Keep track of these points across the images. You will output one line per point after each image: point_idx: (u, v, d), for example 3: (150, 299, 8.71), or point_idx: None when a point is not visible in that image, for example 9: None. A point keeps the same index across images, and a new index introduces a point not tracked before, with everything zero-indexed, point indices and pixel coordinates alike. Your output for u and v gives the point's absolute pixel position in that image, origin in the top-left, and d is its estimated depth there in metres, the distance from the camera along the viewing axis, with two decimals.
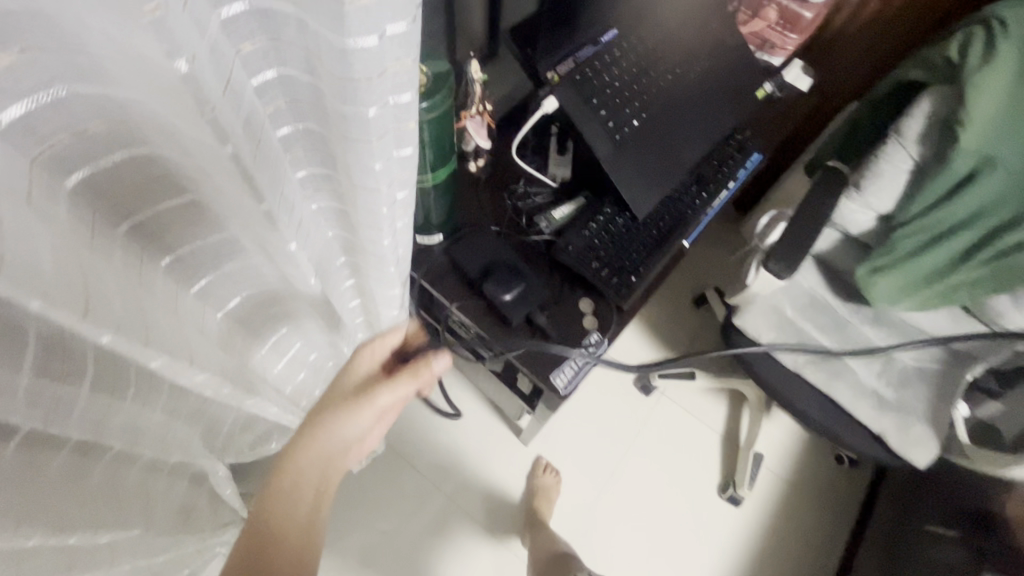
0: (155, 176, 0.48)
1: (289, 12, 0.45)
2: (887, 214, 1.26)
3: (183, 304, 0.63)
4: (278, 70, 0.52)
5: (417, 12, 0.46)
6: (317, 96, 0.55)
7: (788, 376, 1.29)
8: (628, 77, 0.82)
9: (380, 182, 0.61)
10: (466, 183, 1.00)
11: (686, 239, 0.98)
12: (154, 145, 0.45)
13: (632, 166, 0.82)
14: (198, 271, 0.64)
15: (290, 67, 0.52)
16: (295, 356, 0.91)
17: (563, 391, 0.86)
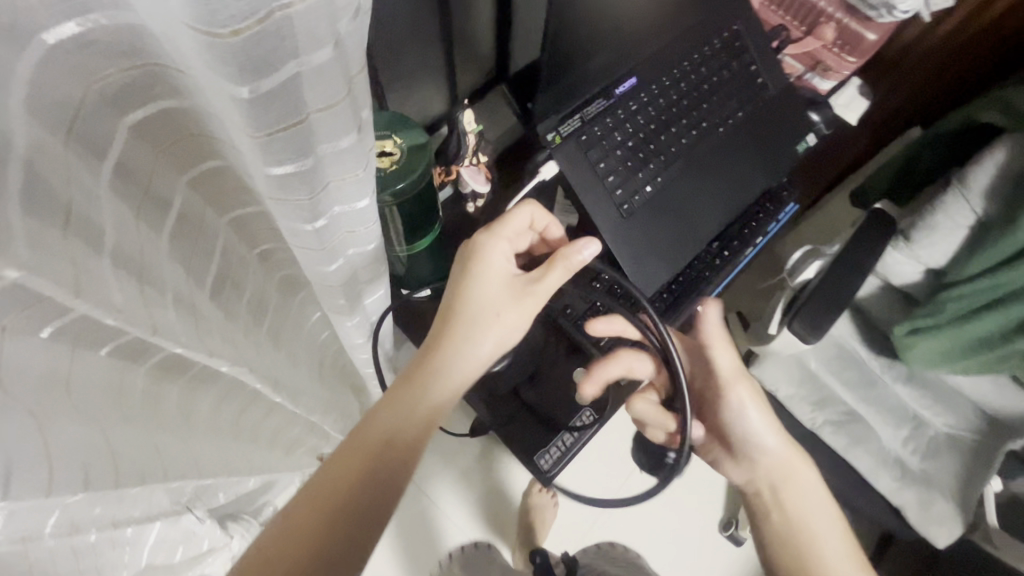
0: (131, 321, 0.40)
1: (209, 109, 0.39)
2: (938, 268, 1.12)
3: (196, 410, 0.56)
4: (216, 163, 0.46)
5: (360, 118, 0.38)
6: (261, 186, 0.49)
7: (804, 435, 1.20)
8: (643, 135, 0.71)
9: (339, 278, 0.54)
10: (461, 226, 0.92)
11: (700, 304, 0.87)
12: (113, 292, 0.37)
13: (642, 239, 0.72)
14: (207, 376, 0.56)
15: (228, 159, 0.46)
16: None
17: (546, 474, 0.80)
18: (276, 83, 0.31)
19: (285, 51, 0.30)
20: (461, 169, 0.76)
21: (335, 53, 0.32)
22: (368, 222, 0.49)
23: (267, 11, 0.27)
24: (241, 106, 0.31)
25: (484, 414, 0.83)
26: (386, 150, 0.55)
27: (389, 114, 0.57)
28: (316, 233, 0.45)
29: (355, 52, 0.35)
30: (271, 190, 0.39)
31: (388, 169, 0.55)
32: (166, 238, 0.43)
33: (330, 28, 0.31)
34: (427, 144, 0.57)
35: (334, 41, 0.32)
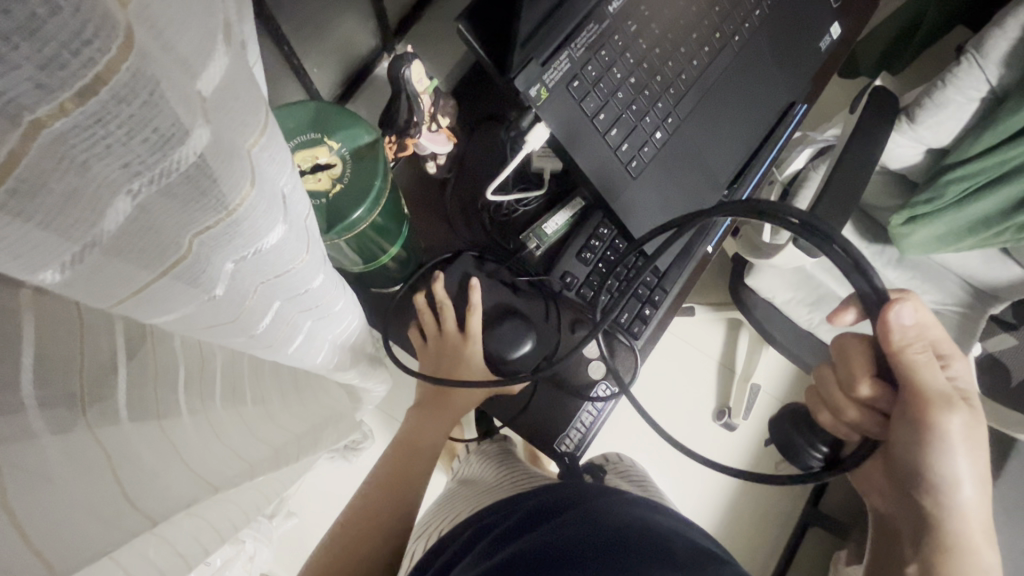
0: (35, 509, 0.27)
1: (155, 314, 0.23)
2: (939, 147, 1.04)
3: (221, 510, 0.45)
4: None
5: (284, 192, 0.23)
6: None
7: (801, 334, 1.20)
8: (647, 66, 0.55)
9: (303, 349, 0.41)
10: (429, 188, 0.77)
11: (708, 245, 0.78)
12: None
13: (656, 201, 0.58)
14: (214, 497, 0.43)
15: None
16: None
17: (569, 459, 0.74)
18: (116, 229, 0.16)
19: (113, 178, 0.15)
20: (418, 139, 0.58)
21: (216, 132, 0.17)
22: (321, 288, 0.35)
23: (34, 133, 0.12)
24: (65, 289, 0.16)
25: (494, 405, 0.77)
26: (322, 165, 0.39)
27: (315, 105, 0.40)
28: (259, 333, 0.32)
29: (251, 104, 0.19)
30: (175, 326, 0.25)
31: (331, 192, 0.40)
32: (35, 391, 0.29)
33: (194, 102, 0.15)
34: (376, 144, 0.41)
35: (206, 118, 0.16)
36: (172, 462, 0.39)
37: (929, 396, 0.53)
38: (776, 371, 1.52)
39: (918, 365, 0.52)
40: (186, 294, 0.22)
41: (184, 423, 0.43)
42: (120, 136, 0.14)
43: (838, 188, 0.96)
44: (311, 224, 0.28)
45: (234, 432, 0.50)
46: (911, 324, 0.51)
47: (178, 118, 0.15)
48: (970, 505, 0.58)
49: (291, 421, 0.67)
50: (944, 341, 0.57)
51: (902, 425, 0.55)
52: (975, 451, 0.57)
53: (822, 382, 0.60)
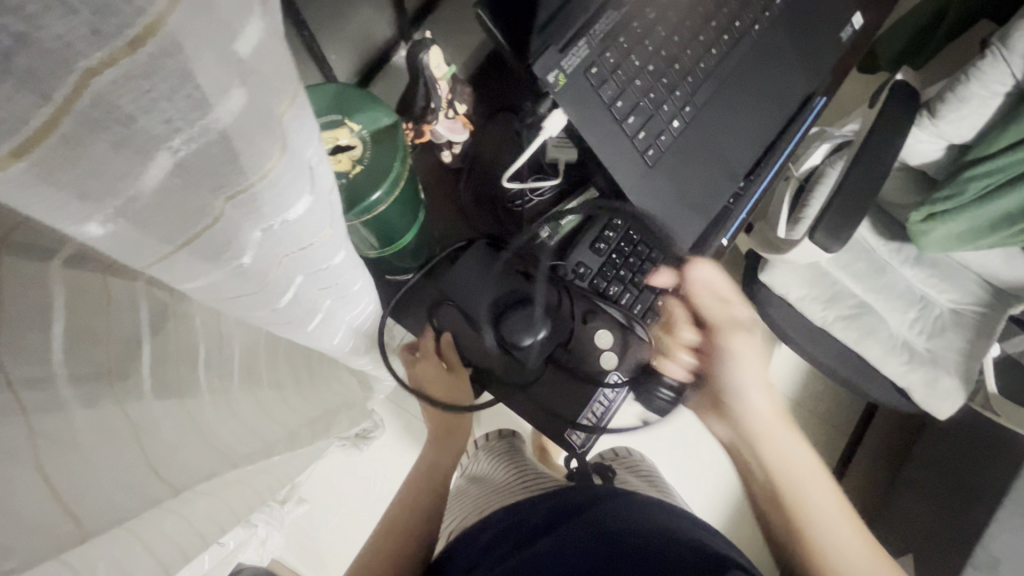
0: (66, 469, 0.28)
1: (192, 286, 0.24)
2: (962, 143, 1.03)
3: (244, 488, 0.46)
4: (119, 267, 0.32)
5: (309, 164, 0.24)
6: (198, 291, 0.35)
7: (814, 332, 1.19)
8: (665, 54, 0.55)
9: (320, 329, 0.42)
10: (443, 177, 0.77)
11: (724, 238, 0.76)
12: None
13: (671, 191, 0.58)
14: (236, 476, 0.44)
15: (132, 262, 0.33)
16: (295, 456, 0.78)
17: (579, 450, 0.74)
18: (153, 189, 0.17)
19: (153, 137, 0.15)
20: (435, 126, 0.58)
21: (251, 96, 0.17)
22: (340, 268, 0.36)
23: (86, 82, 0.12)
24: (106, 242, 0.17)
25: (506, 395, 0.76)
26: (343, 146, 0.40)
27: (335, 88, 0.41)
28: (281, 307, 0.32)
29: (283, 71, 0.19)
30: (202, 293, 0.26)
31: (351, 173, 0.40)
32: (65, 360, 0.30)
33: (231, 66, 0.16)
34: (395, 127, 0.42)
35: (242, 82, 0.17)
36: (194, 435, 0.39)
37: (718, 324, 0.72)
38: (786, 369, 1.51)
39: (700, 297, 0.73)
40: (216, 262, 0.23)
41: (205, 402, 0.44)
42: (163, 90, 0.14)
43: (855, 184, 0.95)
44: (334, 199, 0.28)
45: (252, 415, 0.51)
46: (705, 280, 0.72)
47: (216, 74, 0.15)
48: (767, 412, 0.71)
49: (307, 405, 0.68)
50: (728, 283, 0.73)
51: (705, 347, 0.74)
52: (762, 371, 0.72)
53: (663, 341, 0.76)
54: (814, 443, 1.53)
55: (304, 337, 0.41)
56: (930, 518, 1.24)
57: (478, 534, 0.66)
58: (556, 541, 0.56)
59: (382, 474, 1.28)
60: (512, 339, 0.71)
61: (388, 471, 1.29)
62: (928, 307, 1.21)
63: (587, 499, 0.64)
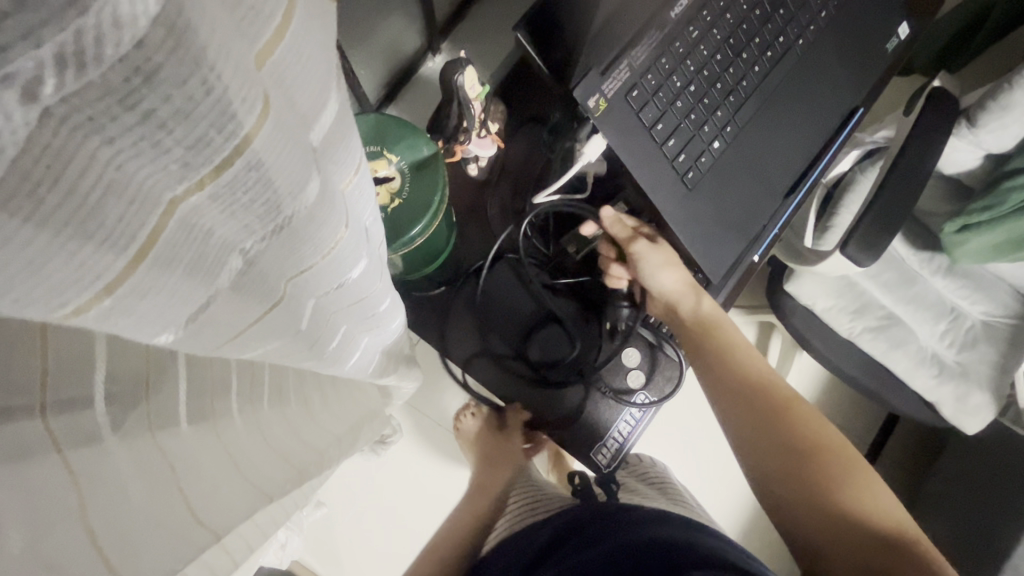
0: (108, 531, 0.27)
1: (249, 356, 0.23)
2: (1001, 151, 1.00)
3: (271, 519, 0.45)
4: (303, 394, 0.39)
5: (368, 230, 0.23)
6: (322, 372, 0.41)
7: (840, 343, 1.16)
8: (708, 73, 0.53)
9: (358, 364, 0.41)
10: (470, 190, 0.76)
11: (755, 253, 0.73)
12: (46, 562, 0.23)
13: (709, 214, 0.56)
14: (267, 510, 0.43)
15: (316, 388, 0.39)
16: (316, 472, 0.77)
17: (605, 469, 0.73)
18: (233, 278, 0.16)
19: (239, 233, 0.15)
20: (466, 146, 0.57)
21: (325, 178, 0.17)
22: (372, 316, 0.34)
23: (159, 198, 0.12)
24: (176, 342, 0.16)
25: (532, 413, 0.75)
26: (381, 179, 0.38)
27: (375, 118, 0.39)
28: (326, 354, 0.31)
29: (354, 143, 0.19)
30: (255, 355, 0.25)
31: (389, 206, 0.39)
32: (107, 413, 0.29)
33: (303, 156, 0.15)
34: (434, 158, 0.40)
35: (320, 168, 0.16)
36: (231, 474, 0.39)
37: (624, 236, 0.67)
38: (807, 376, 1.50)
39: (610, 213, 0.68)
40: (279, 334, 0.22)
41: (241, 433, 0.43)
42: (246, 189, 0.14)
43: (888, 196, 0.93)
44: (378, 256, 0.27)
45: (282, 436, 0.51)
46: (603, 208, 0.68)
47: (305, 161, 0.15)
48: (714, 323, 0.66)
49: (331, 421, 0.67)
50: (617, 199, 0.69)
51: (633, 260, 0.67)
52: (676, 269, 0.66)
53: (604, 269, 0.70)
54: None
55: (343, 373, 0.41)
56: (951, 532, 1.22)
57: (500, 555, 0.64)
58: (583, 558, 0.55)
59: (400, 478, 1.28)
60: (541, 355, 0.74)
61: (406, 474, 1.29)
62: (959, 318, 1.18)
63: (612, 511, 0.63)
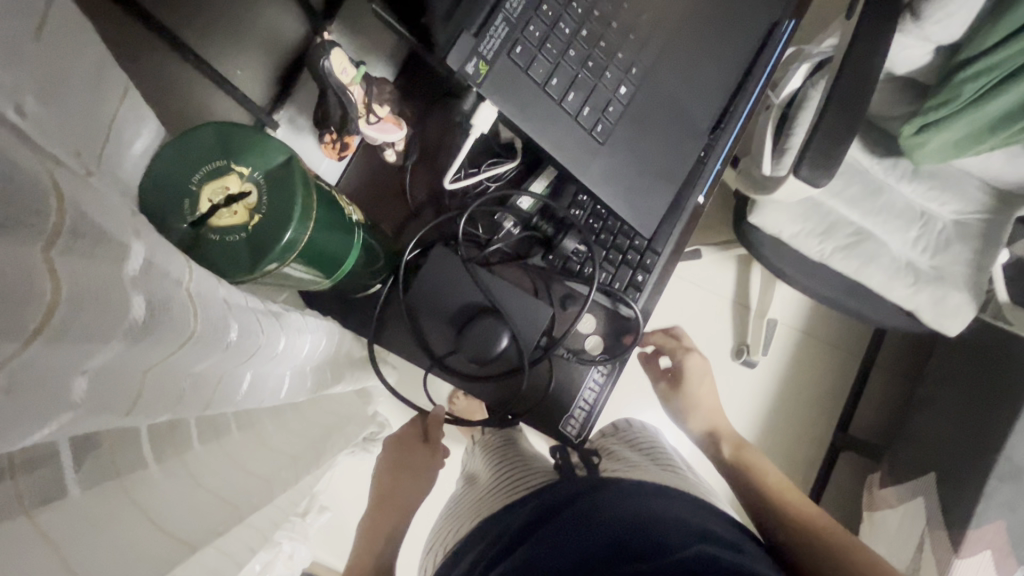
0: None
1: (41, 439, 0.20)
2: (952, 42, 0.94)
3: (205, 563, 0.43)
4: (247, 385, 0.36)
5: (125, 289, 0.20)
6: (251, 402, 0.38)
7: (812, 266, 1.14)
8: (599, 13, 0.48)
9: (259, 395, 0.39)
10: (394, 179, 0.71)
11: (701, 195, 0.70)
12: None
13: (629, 167, 0.53)
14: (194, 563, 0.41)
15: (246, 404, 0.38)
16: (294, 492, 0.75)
17: (576, 439, 0.72)
18: (83, 395, 0.20)
19: None
20: (359, 134, 0.53)
21: (153, 295, 0.22)
22: (214, 368, 0.30)
23: None
24: None
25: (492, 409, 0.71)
26: (233, 196, 0.35)
27: (214, 127, 0.35)
28: (184, 395, 0.29)
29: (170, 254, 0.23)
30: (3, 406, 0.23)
31: (250, 224, 0.35)
32: None
33: None
34: (293, 163, 0.37)
35: (144, 289, 0.21)
36: (134, 524, 0.37)
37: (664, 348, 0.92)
38: (790, 301, 1.49)
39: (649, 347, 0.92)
40: (40, 419, 0.19)
41: (154, 477, 0.41)
42: (72, 341, 0.18)
43: (838, 109, 0.89)
44: (193, 345, 0.26)
45: (217, 470, 0.48)
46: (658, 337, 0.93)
47: (122, 296, 0.19)
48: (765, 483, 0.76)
49: (285, 442, 0.64)
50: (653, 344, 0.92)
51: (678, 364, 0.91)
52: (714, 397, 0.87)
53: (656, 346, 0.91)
54: (828, 370, 1.52)
55: (248, 404, 0.38)
56: (944, 433, 1.22)
57: (476, 541, 0.63)
58: (553, 540, 0.53)
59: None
60: (474, 352, 0.66)
61: None
62: (930, 222, 1.15)
63: (575, 497, 0.61)
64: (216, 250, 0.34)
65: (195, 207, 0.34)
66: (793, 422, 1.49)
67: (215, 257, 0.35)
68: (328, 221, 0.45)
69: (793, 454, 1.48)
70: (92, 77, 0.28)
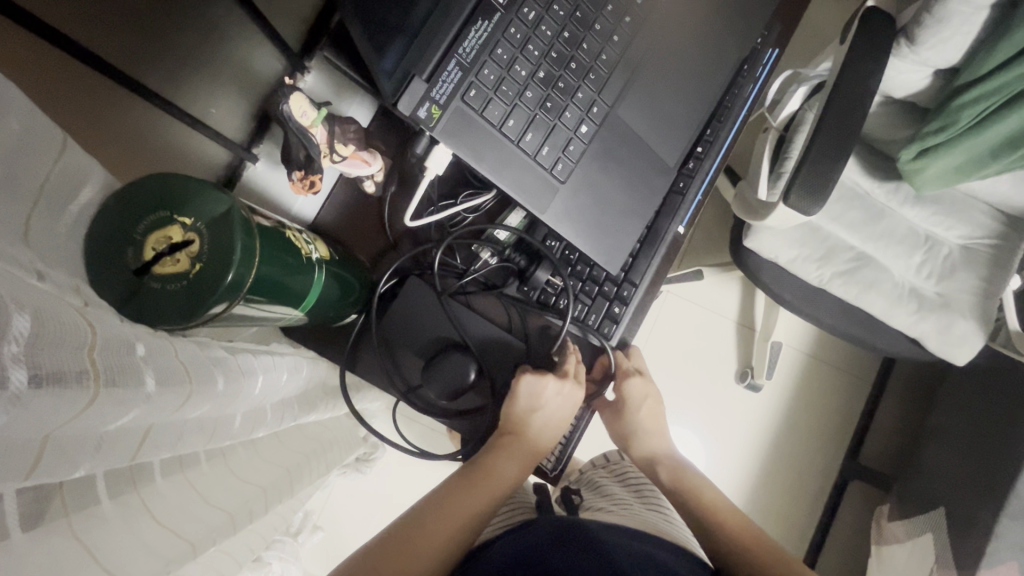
0: None
1: None
2: (949, 66, 0.92)
3: None
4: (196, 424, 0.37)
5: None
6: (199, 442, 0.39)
7: (811, 291, 1.11)
8: (557, 54, 0.49)
9: (206, 433, 0.40)
10: (374, 209, 0.72)
11: (680, 225, 0.69)
12: None
13: (592, 204, 0.52)
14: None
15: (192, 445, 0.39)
16: (275, 517, 0.76)
17: (552, 474, 0.71)
18: None
19: None
20: (325, 172, 0.54)
21: (40, 364, 0.24)
22: (142, 414, 0.31)
23: None
24: None
25: (467, 442, 0.71)
26: (174, 245, 0.35)
27: (154, 179, 0.36)
28: (109, 441, 0.30)
29: (70, 320, 0.27)
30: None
31: (191, 272, 0.36)
32: None
33: None
34: (234, 213, 0.37)
35: (25, 361, 0.24)
36: (78, 563, 0.37)
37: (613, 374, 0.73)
38: (795, 324, 1.46)
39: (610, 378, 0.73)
40: None
41: (112, 514, 0.42)
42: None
43: (830, 135, 0.87)
44: (105, 403, 0.28)
45: (180, 502, 0.49)
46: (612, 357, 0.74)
47: None
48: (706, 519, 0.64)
49: (260, 471, 0.64)
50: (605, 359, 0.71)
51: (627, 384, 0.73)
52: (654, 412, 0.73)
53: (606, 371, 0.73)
54: (836, 394, 1.47)
55: (196, 444, 0.39)
56: (952, 465, 1.18)
57: None
58: None
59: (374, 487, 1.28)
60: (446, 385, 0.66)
61: (403, 485, 1.29)
62: (936, 247, 1.12)
63: None
64: (155, 300, 0.35)
65: (138, 255, 0.35)
66: (799, 448, 1.45)
67: (156, 307, 0.35)
68: (283, 265, 0.46)
69: (800, 482, 1.43)
70: (14, 144, 0.29)
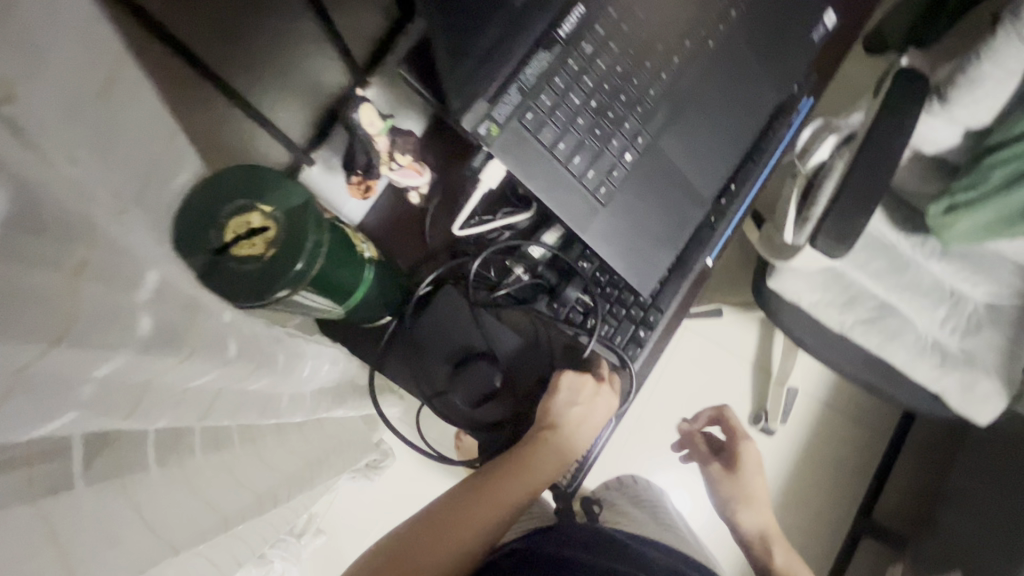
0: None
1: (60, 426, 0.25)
2: (979, 126, 0.95)
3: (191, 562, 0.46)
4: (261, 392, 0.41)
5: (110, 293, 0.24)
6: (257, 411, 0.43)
7: (832, 337, 1.12)
8: (608, 86, 0.52)
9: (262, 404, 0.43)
10: (415, 219, 0.76)
11: (709, 257, 0.71)
12: None
13: (630, 227, 0.55)
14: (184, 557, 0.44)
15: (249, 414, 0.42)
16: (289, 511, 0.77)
17: (568, 490, 0.71)
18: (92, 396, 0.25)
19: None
20: (382, 178, 0.58)
21: (156, 316, 0.29)
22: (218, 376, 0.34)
23: None
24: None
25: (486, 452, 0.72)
26: (254, 230, 0.38)
27: (237, 171, 0.39)
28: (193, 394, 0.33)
29: (171, 284, 0.30)
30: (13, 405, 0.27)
31: (266, 255, 0.39)
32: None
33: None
34: (307, 205, 0.41)
35: (149, 309, 0.28)
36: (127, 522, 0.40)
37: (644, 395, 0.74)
38: (812, 370, 1.45)
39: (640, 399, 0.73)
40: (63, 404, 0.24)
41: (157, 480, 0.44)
42: (81, 348, 0.24)
43: (858, 184, 0.89)
44: (190, 362, 0.31)
45: (216, 480, 0.51)
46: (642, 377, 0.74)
47: None
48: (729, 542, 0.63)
49: (284, 461, 0.66)
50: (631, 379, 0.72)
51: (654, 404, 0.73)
52: None
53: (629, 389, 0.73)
54: (852, 445, 1.45)
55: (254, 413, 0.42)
56: (971, 528, 1.15)
57: None
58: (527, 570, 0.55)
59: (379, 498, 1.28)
60: None
61: (407, 498, 1.29)
62: (960, 303, 1.12)
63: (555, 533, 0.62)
64: (230, 280, 0.38)
65: (219, 237, 0.37)
66: (811, 498, 1.42)
67: (231, 286, 0.38)
68: (338, 260, 0.49)
69: (811, 531, 1.40)
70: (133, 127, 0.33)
